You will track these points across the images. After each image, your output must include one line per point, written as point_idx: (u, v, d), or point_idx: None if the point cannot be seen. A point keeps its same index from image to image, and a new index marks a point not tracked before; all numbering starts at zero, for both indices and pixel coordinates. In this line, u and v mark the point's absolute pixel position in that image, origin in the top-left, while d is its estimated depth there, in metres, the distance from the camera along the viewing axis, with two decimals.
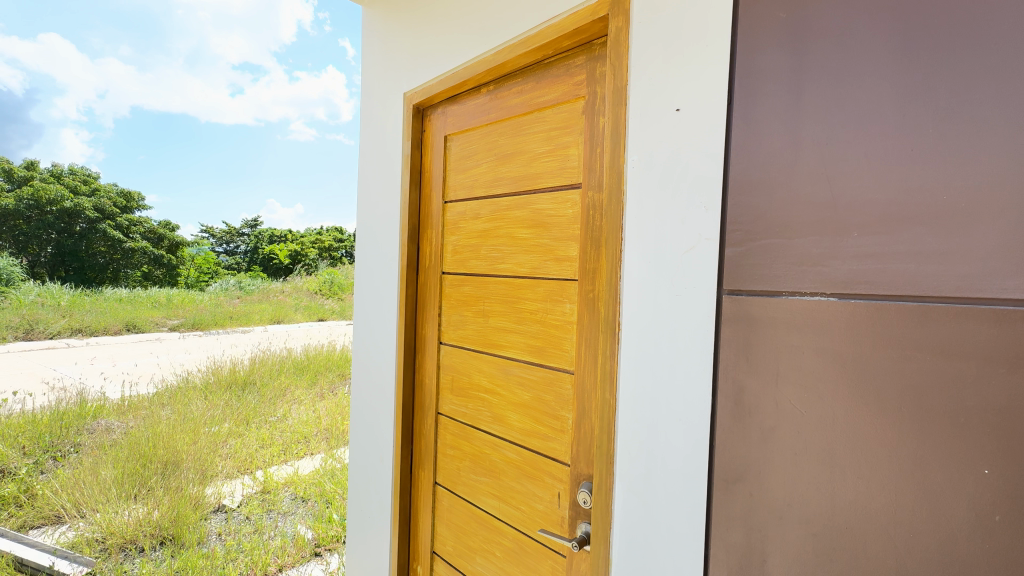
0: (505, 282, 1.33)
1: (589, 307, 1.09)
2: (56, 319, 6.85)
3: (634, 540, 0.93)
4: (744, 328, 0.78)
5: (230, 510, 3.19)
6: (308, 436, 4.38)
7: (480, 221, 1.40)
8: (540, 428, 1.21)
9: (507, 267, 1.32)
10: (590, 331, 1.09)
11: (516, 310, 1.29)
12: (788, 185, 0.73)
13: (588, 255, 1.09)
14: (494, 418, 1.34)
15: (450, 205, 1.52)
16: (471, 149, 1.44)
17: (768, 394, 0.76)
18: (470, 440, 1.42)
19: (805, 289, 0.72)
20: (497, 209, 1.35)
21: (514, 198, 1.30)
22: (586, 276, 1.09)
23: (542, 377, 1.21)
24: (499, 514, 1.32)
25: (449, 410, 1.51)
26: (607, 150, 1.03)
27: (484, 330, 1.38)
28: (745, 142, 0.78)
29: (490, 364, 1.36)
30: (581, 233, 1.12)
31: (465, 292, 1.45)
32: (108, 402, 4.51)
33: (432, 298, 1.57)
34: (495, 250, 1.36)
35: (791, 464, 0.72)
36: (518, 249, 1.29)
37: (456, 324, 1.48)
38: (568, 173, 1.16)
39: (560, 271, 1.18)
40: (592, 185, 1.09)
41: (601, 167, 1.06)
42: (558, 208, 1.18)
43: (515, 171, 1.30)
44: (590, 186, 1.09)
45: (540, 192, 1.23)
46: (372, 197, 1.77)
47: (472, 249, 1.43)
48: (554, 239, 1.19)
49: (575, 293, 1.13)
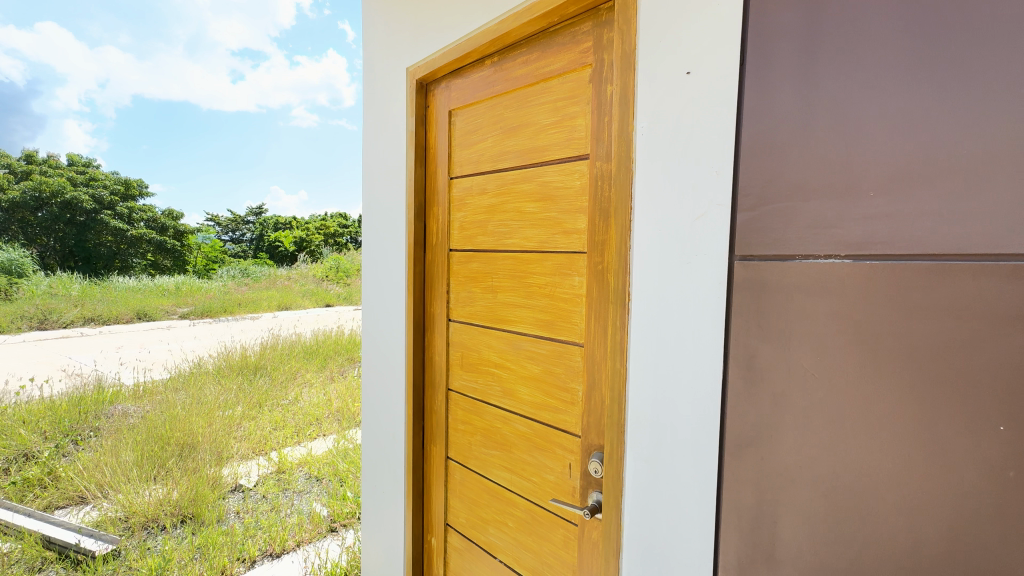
0: (513, 257, 1.32)
1: (599, 279, 1.08)
2: (69, 309, 6.94)
3: (646, 507, 0.94)
4: (755, 293, 0.78)
5: (247, 489, 3.28)
6: (319, 418, 4.47)
7: (487, 197, 1.39)
8: (550, 400, 1.22)
9: (514, 243, 1.32)
10: (600, 303, 1.08)
11: (525, 285, 1.29)
12: (802, 147, 0.71)
13: (597, 228, 1.08)
14: (505, 393, 1.35)
15: (456, 181, 1.51)
16: (477, 123, 1.42)
17: (779, 358, 0.75)
18: (481, 415, 1.43)
19: (819, 252, 0.71)
20: (504, 184, 1.34)
21: (521, 172, 1.29)
22: (595, 248, 1.09)
23: (552, 350, 1.21)
24: (511, 486, 1.34)
25: (460, 386, 1.52)
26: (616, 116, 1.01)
27: (493, 306, 1.38)
28: (757, 105, 0.76)
29: (501, 339, 1.36)
30: (589, 205, 1.10)
31: (473, 269, 1.45)
32: (123, 388, 4.60)
33: (441, 276, 1.57)
34: (502, 225, 1.35)
35: (802, 428, 0.73)
36: (526, 224, 1.28)
37: (466, 300, 1.48)
38: (576, 144, 1.14)
39: (568, 244, 1.17)
40: (600, 154, 1.07)
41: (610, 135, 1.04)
42: (566, 180, 1.17)
43: (521, 144, 1.28)
44: (598, 155, 1.07)
45: (548, 165, 1.21)
46: (378, 176, 1.76)
47: (480, 226, 1.42)
48: (563, 212, 1.18)
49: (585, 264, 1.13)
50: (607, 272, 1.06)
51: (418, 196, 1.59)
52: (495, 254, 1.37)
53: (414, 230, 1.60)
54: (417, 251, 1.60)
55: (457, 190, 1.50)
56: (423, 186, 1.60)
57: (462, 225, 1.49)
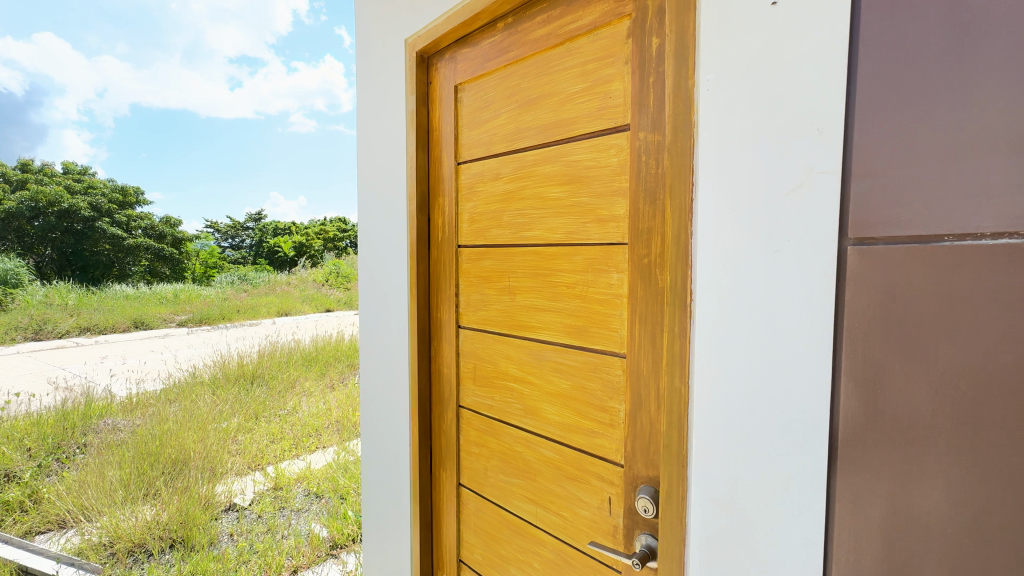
0: (534, 253, 1.13)
1: (646, 276, 0.88)
2: (63, 319, 6.73)
3: (719, 562, 0.74)
4: (879, 286, 0.57)
5: (241, 508, 3.07)
6: (319, 429, 4.27)
7: (501, 182, 1.20)
8: (584, 421, 1.02)
9: (536, 235, 1.12)
10: (647, 305, 0.88)
11: (549, 285, 1.09)
12: (960, 81, 0.50)
13: (642, 213, 0.88)
14: (527, 411, 1.16)
15: (464, 167, 1.31)
16: (488, 98, 1.22)
17: (920, 374, 0.54)
18: (499, 437, 1.23)
19: (984, 230, 0.50)
20: (521, 166, 1.14)
21: (542, 152, 1.09)
22: (640, 237, 0.89)
23: (585, 362, 1.01)
24: (536, 520, 1.14)
25: (472, 403, 1.32)
26: (666, 74, 0.82)
27: (511, 310, 1.18)
28: (882, 32, 0.55)
29: (520, 349, 1.16)
30: (631, 186, 0.91)
31: (486, 267, 1.25)
32: (114, 400, 4.40)
33: (448, 277, 1.37)
34: (520, 215, 1.16)
35: (958, 474, 0.52)
36: (549, 213, 1.09)
37: (478, 303, 1.28)
38: (611, 114, 0.94)
39: (603, 235, 0.97)
40: (644, 123, 0.87)
41: (657, 98, 0.85)
42: (599, 158, 0.97)
43: (541, 119, 1.09)
44: (641, 124, 0.88)
45: (576, 140, 1.02)
46: (375, 165, 1.57)
47: (493, 217, 1.22)
48: (595, 197, 0.99)
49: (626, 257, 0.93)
50: (658, 267, 0.86)
51: (421, 186, 1.40)
52: (512, 249, 1.18)
53: (417, 225, 1.40)
54: (421, 248, 1.41)
55: (464, 177, 1.31)
56: (426, 175, 1.41)
57: (472, 217, 1.29)
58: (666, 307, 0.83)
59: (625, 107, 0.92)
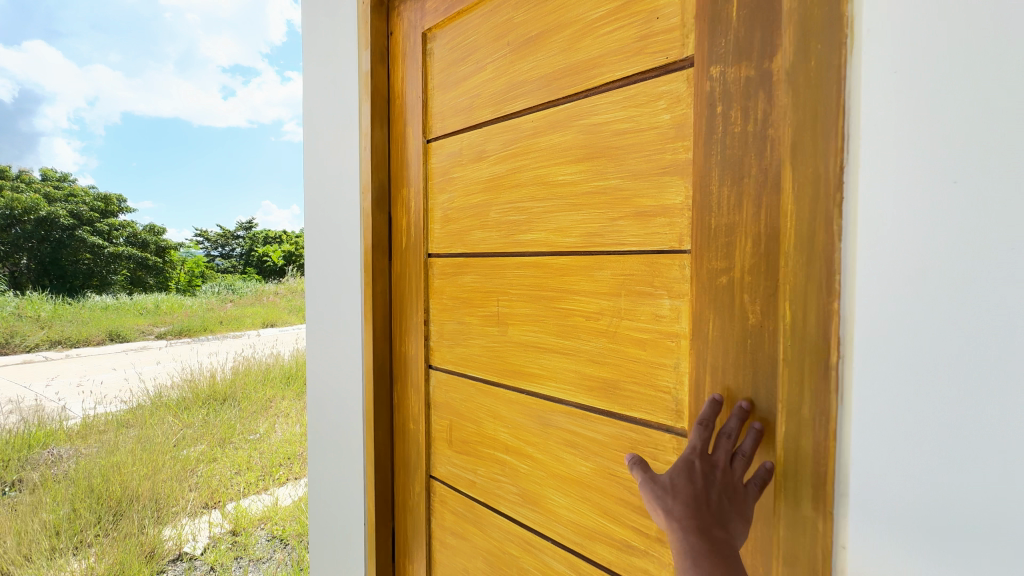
0: (534, 265, 0.76)
1: (727, 306, 0.53)
2: (32, 331, 5.68)
3: None
4: None
5: (191, 559, 2.65)
6: (291, 457, 3.86)
7: (486, 164, 0.84)
8: (613, 529, 0.66)
9: (538, 239, 0.76)
10: (729, 354, 0.53)
11: (557, 314, 0.73)
12: None
13: (722, 199, 0.53)
14: (525, 499, 0.79)
15: (435, 145, 0.95)
16: (467, 45, 0.87)
17: None
18: (484, 528, 0.86)
19: None
20: (515, 139, 0.79)
21: (545, 116, 0.74)
22: (716, 244, 0.54)
23: (616, 437, 0.65)
24: None
25: (447, 475, 0.94)
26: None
27: (501, 348, 0.81)
28: None
29: (515, 407, 0.79)
30: (698, 159, 0.55)
31: (467, 285, 0.88)
32: (64, 424, 3.93)
33: (413, 296, 0.99)
34: (514, 211, 0.80)
35: None
36: (557, 205, 0.73)
37: (454, 335, 0.91)
38: (657, 46, 0.60)
39: (644, 238, 0.62)
40: (722, 48, 0.53)
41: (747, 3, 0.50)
42: (639, 118, 0.62)
43: (543, 69, 0.74)
44: (715, 53, 0.53)
45: (598, 94, 0.67)
46: (321, 149, 1.20)
47: (475, 214, 0.86)
48: (632, 178, 0.63)
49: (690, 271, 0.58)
50: (750, 291, 0.51)
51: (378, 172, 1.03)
52: (501, 260, 0.82)
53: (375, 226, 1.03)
54: (378, 256, 1.03)
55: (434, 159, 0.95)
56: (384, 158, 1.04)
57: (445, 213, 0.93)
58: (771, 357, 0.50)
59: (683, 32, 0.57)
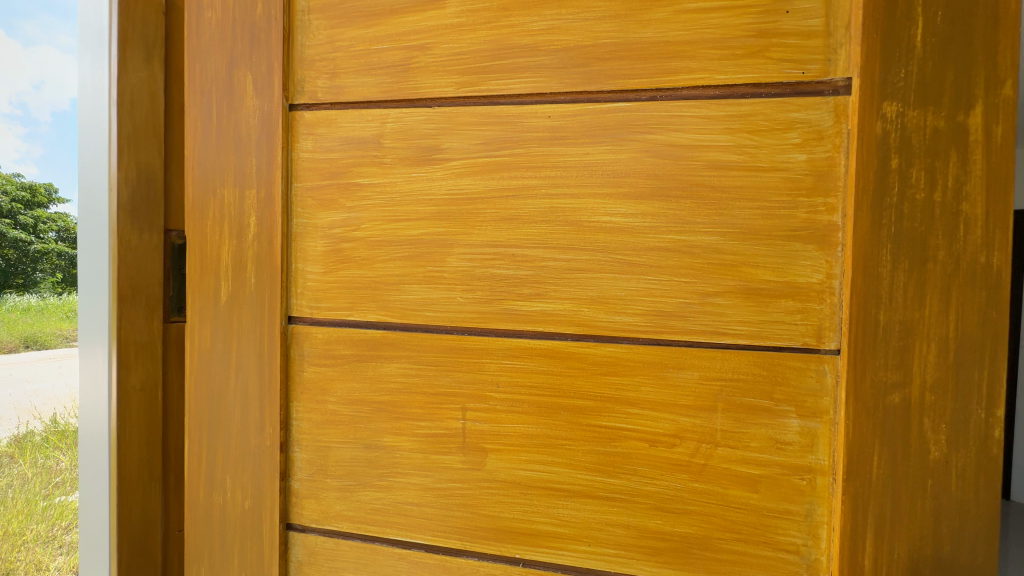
0: (552, 357, 0.46)
1: (898, 435, 0.39)
2: None
3: None
4: None
5: None
6: None
7: (435, 175, 0.48)
8: None
9: (547, 313, 0.46)
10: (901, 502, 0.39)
11: (596, 438, 0.45)
12: None
13: (896, 289, 0.39)
14: None
15: (304, 112, 0.50)
16: None
17: None
18: None
19: None
20: (497, 141, 0.46)
21: (577, 115, 0.45)
22: (890, 349, 0.39)
23: None
24: None
25: None
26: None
27: (474, 495, 0.47)
28: None
29: None
30: (857, 228, 0.39)
31: (387, 383, 0.49)
32: None
33: (234, 400, 0.51)
34: (497, 262, 0.47)
35: None
36: (598, 262, 0.45)
37: (345, 473, 0.50)
38: (767, 51, 0.41)
39: (750, 327, 0.42)
40: (901, 82, 0.38)
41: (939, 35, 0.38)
42: (754, 148, 0.42)
43: (567, 37, 0.45)
44: (890, 86, 0.38)
45: (663, 99, 0.43)
46: None
47: (410, 255, 0.48)
48: (741, 236, 0.42)
49: (831, 381, 0.41)
50: (933, 416, 0.38)
51: (140, 152, 0.53)
52: (486, 344, 0.47)
53: (132, 256, 0.53)
54: (133, 321, 0.53)
55: (300, 142, 0.50)
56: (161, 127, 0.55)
57: (336, 246, 0.50)
58: (964, 502, 0.38)
59: (829, 42, 0.41)
